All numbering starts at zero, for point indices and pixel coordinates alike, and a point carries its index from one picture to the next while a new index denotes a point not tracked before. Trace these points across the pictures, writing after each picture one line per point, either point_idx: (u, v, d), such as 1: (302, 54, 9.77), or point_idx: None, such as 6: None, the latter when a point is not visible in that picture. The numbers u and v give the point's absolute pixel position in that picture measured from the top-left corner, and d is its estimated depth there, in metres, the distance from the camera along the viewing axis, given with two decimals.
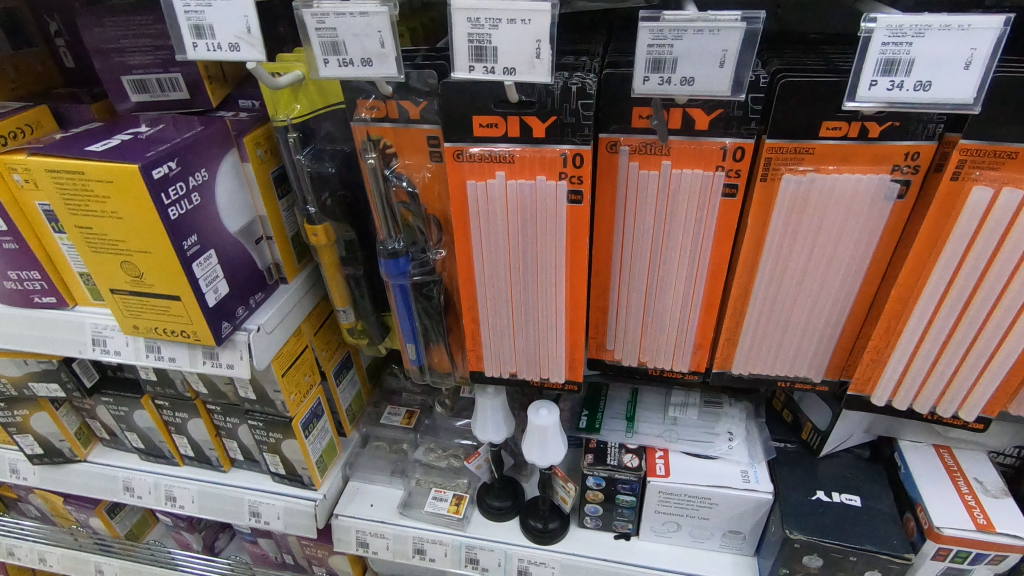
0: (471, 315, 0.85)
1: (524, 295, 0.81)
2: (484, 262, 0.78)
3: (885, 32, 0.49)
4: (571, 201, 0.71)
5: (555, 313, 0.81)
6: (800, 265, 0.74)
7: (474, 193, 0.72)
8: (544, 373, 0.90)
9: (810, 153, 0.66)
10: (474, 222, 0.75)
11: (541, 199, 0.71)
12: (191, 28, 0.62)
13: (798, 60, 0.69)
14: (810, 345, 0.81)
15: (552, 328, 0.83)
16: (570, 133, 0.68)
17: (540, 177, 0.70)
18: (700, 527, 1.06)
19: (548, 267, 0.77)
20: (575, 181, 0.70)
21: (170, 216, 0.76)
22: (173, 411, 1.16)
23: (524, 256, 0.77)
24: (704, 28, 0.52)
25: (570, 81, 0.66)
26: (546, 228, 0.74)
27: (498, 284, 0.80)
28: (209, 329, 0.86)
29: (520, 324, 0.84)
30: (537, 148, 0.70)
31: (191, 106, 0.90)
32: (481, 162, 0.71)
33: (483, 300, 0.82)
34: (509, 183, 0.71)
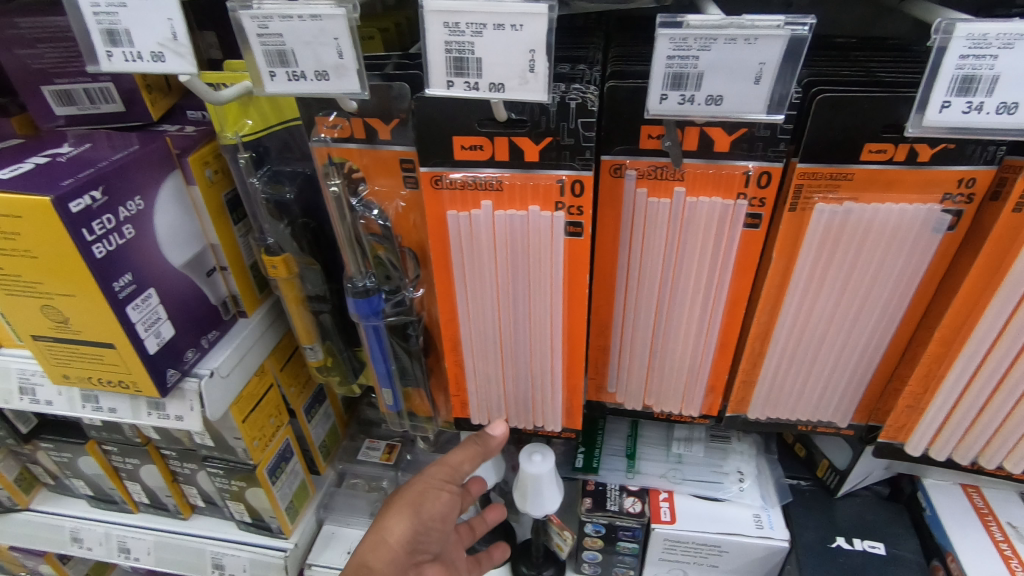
0: (455, 359, 0.75)
1: (516, 338, 0.71)
2: (469, 302, 0.68)
3: (965, 41, 0.39)
4: (570, 233, 0.61)
5: (551, 358, 0.71)
6: (830, 303, 0.65)
7: (456, 226, 0.62)
8: (539, 420, 0.80)
9: (848, 179, 0.57)
10: (456, 256, 0.64)
11: (535, 232, 0.61)
12: (103, 33, 0.50)
13: (831, 70, 0.59)
14: (836, 388, 0.72)
15: (549, 374, 0.73)
16: (569, 156, 0.58)
17: (532, 207, 0.60)
18: (708, 574, 0.97)
19: (544, 309, 0.67)
20: (574, 212, 0.60)
21: (95, 254, 0.64)
22: (123, 457, 1.04)
23: (515, 295, 0.67)
24: (739, 36, 0.43)
25: (568, 95, 0.56)
26: (540, 265, 0.63)
27: (485, 326, 0.70)
28: (151, 380, 0.74)
29: (512, 369, 0.74)
30: (529, 173, 0.59)
31: (127, 120, 0.78)
32: (463, 190, 0.61)
33: (468, 343, 0.72)
34: (497, 214, 0.61)
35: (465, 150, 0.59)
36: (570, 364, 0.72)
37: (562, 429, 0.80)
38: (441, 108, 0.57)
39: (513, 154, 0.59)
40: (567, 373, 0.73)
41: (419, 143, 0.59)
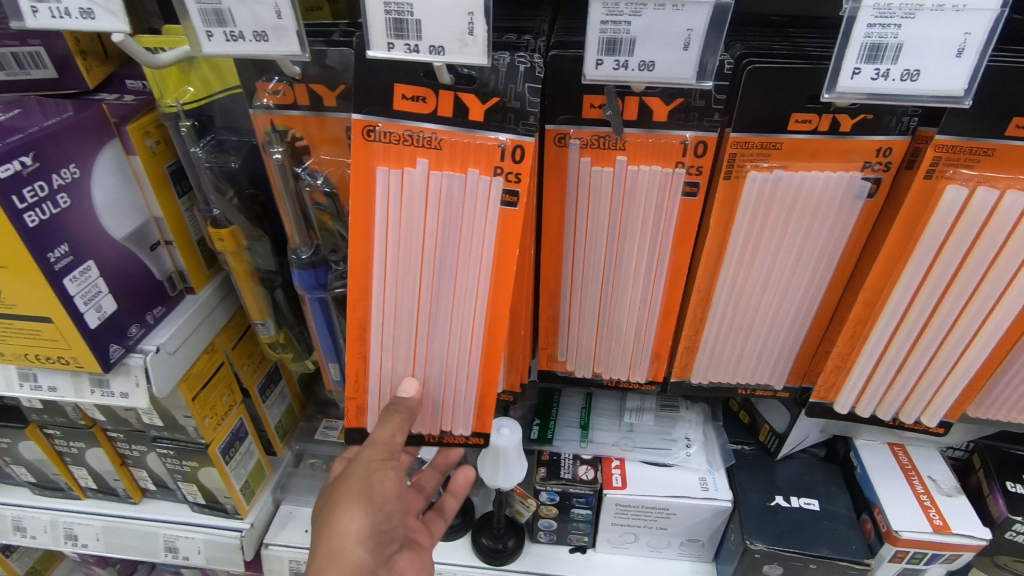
0: (360, 347, 0.70)
1: (431, 325, 0.67)
2: (388, 280, 0.65)
3: (871, 11, 0.42)
4: (506, 202, 0.60)
5: (469, 344, 0.68)
6: (765, 268, 0.68)
7: (389, 181, 0.60)
8: (448, 423, 0.75)
9: (778, 148, 0.60)
10: (381, 222, 0.62)
11: (470, 199, 0.60)
12: None
13: (764, 44, 0.62)
14: (772, 351, 0.76)
15: (462, 369, 0.70)
16: (513, 119, 0.59)
17: (471, 171, 0.59)
18: (658, 537, 1.01)
19: (465, 286, 0.64)
20: (511, 178, 0.59)
21: (26, 223, 0.63)
22: (67, 441, 1.01)
23: (439, 271, 0.64)
24: (666, 2, 0.45)
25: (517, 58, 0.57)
26: (470, 235, 0.62)
27: (399, 310, 0.66)
28: (92, 355, 0.73)
29: (424, 361, 0.70)
30: (472, 133, 0.59)
31: (61, 87, 0.75)
32: (396, 145, 0.60)
33: (378, 330, 0.68)
34: (432, 175, 0.60)
35: (405, 99, 0.59)
36: (486, 357, 0.69)
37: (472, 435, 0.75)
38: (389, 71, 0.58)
39: (457, 111, 0.59)
40: (482, 369, 0.70)
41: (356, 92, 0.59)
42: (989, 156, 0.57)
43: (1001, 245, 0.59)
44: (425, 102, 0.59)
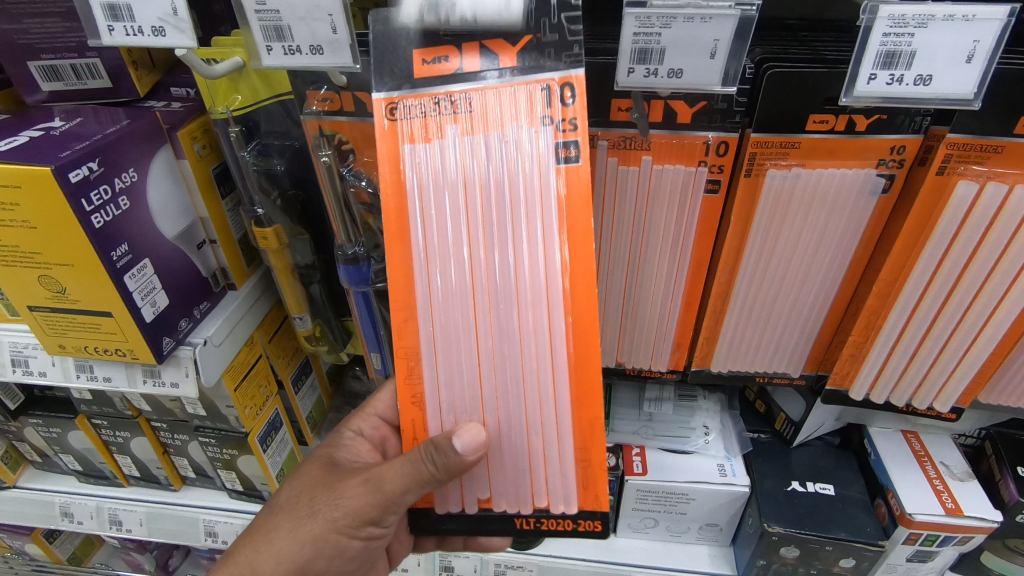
0: (414, 393, 0.65)
1: (501, 348, 0.62)
2: (444, 285, 0.61)
3: (886, 22, 0.45)
4: (563, 156, 0.58)
5: (548, 365, 0.61)
6: (784, 260, 0.71)
7: (424, 160, 0.59)
8: (543, 501, 0.66)
9: (796, 147, 0.63)
10: (417, 207, 0.60)
11: (522, 156, 0.59)
12: (105, 9, 0.53)
13: (782, 48, 0.65)
14: (790, 340, 0.79)
15: (551, 397, 0.62)
16: (552, 53, 0.57)
17: (511, 126, 0.58)
18: (677, 521, 1.05)
19: (540, 280, 0.60)
20: (564, 128, 0.57)
21: (93, 224, 0.67)
22: (113, 430, 1.06)
23: (500, 266, 0.60)
24: (695, 15, 0.48)
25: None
26: (529, 207, 0.59)
27: (457, 329, 0.62)
28: (148, 347, 0.78)
29: (501, 399, 0.63)
30: (506, 79, 0.58)
31: (114, 96, 0.80)
32: (417, 121, 0.59)
33: (433, 362, 0.63)
34: (469, 140, 0.59)
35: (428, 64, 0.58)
36: (577, 372, 0.61)
37: (576, 514, 0.66)
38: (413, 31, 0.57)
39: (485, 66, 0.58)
40: (576, 399, 0.62)
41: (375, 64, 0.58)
42: (998, 154, 0.60)
43: (1009, 240, 0.63)
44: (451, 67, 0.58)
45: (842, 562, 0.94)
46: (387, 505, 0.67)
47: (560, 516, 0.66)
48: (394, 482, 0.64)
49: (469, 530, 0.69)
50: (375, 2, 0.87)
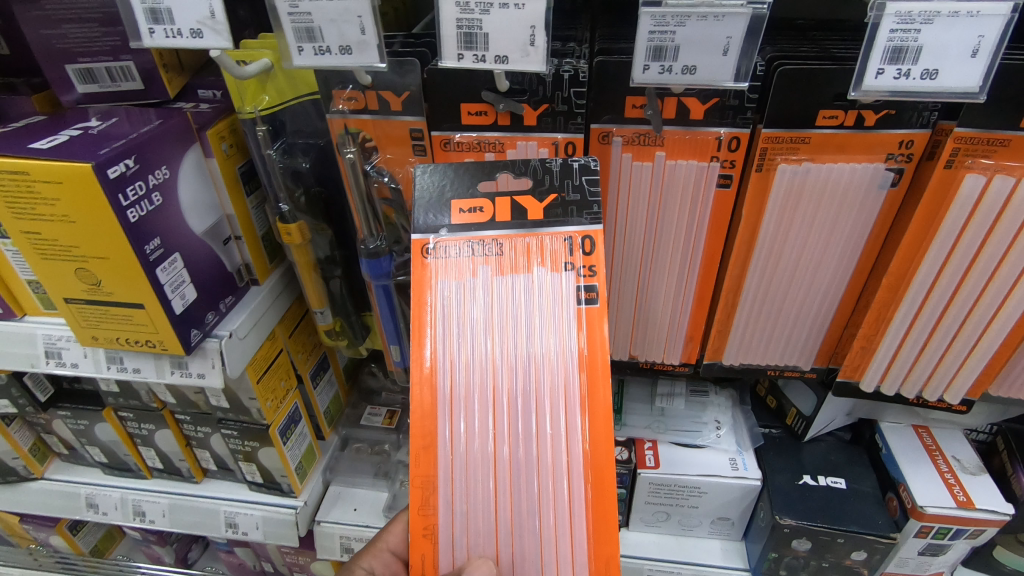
0: (426, 523, 0.64)
1: (518, 488, 0.63)
2: (463, 421, 0.64)
3: (893, 19, 0.47)
4: (585, 298, 0.64)
5: (567, 494, 0.62)
6: (795, 253, 0.73)
7: (452, 293, 0.64)
8: None
9: (806, 142, 0.65)
10: (443, 344, 0.64)
11: (548, 300, 0.64)
12: (146, 12, 0.56)
13: (791, 47, 0.67)
14: (801, 334, 0.81)
15: (567, 538, 0.62)
16: (575, 211, 0.65)
17: (536, 269, 0.64)
18: (689, 515, 1.06)
19: (560, 419, 0.63)
20: (587, 273, 0.64)
21: (130, 218, 0.70)
22: (139, 423, 1.09)
23: (522, 399, 0.64)
24: (710, 13, 0.50)
25: (563, 67, 0.64)
26: (553, 347, 0.64)
27: (474, 470, 0.64)
28: (178, 339, 0.80)
29: (517, 541, 0.63)
30: (534, 230, 0.65)
31: (145, 97, 0.83)
32: (447, 260, 0.64)
33: (448, 498, 0.63)
34: (497, 279, 0.64)
35: (463, 212, 0.65)
36: (595, 508, 0.62)
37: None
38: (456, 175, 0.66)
39: (515, 214, 0.65)
40: (593, 535, 0.62)
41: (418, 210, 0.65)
42: (1005, 147, 0.61)
43: (994, 221, 0.64)
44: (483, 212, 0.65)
45: (854, 554, 0.95)
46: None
47: None
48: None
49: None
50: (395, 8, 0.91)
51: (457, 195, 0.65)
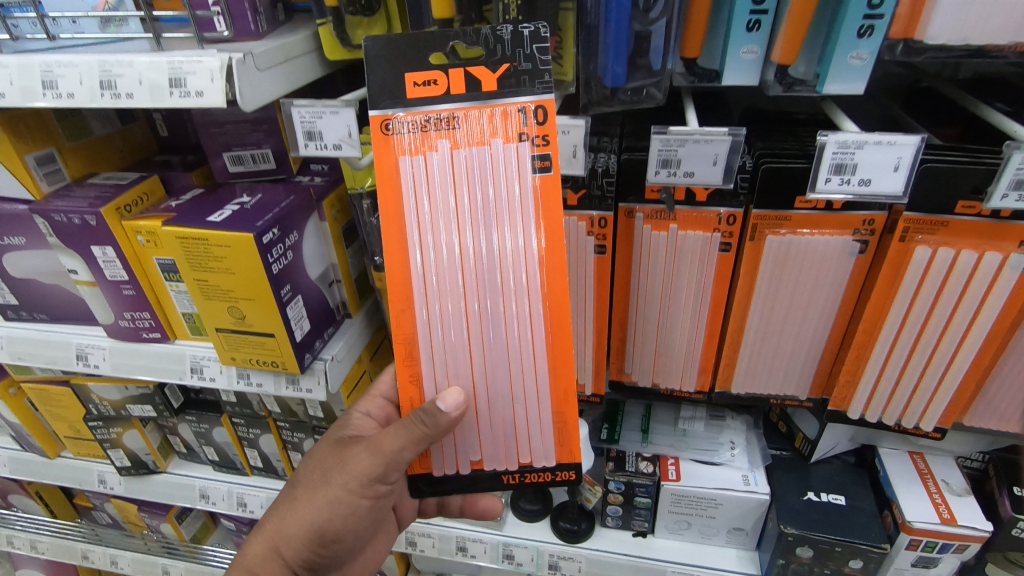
0: (412, 373, 0.83)
1: (487, 326, 0.80)
2: (435, 276, 0.79)
3: (835, 145, 0.66)
4: (539, 167, 0.77)
5: (531, 348, 0.81)
6: (785, 304, 0.91)
7: (416, 163, 0.78)
8: (527, 457, 0.86)
9: (788, 220, 0.84)
10: (413, 214, 0.78)
11: (504, 164, 0.77)
12: (304, 132, 0.82)
13: (778, 143, 0.86)
14: (796, 368, 0.97)
15: (531, 372, 0.82)
16: (527, 81, 0.76)
17: (495, 142, 0.77)
18: (708, 524, 1.22)
19: (521, 274, 0.79)
20: (541, 143, 0.76)
21: (274, 270, 0.94)
22: (248, 428, 1.33)
23: (485, 255, 0.79)
24: (700, 139, 0.71)
25: (522, 28, 0.74)
26: (511, 205, 0.77)
27: (448, 320, 0.80)
28: (296, 360, 1.04)
29: (490, 375, 0.82)
30: (489, 100, 0.77)
31: (276, 174, 1.09)
32: (410, 137, 0.78)
33: (428, 348, 0.81)
34: (457, 150, 0.78)
35: (418, 86, 0.76)
36: (554, 350, 0.81)
37: (556, 467, 0.86)
38: (405, 56, 0.76)
39: (469, 86, 0.76)
40: (553, 372, 0.82)
41: (374, 89, 0.76)
42: (946, 227, 0.78)
43: (964, 286, 0.80)
44: (438, 85, 0.77)
45: (852, 563, 1.08)
46: (389, 463, 0.83)
47: (540, 470, 0.86)
48: (393, 443, 0.81)
49: (464, 488, 0.88)
50: None
51: (411, 70, 0.76)
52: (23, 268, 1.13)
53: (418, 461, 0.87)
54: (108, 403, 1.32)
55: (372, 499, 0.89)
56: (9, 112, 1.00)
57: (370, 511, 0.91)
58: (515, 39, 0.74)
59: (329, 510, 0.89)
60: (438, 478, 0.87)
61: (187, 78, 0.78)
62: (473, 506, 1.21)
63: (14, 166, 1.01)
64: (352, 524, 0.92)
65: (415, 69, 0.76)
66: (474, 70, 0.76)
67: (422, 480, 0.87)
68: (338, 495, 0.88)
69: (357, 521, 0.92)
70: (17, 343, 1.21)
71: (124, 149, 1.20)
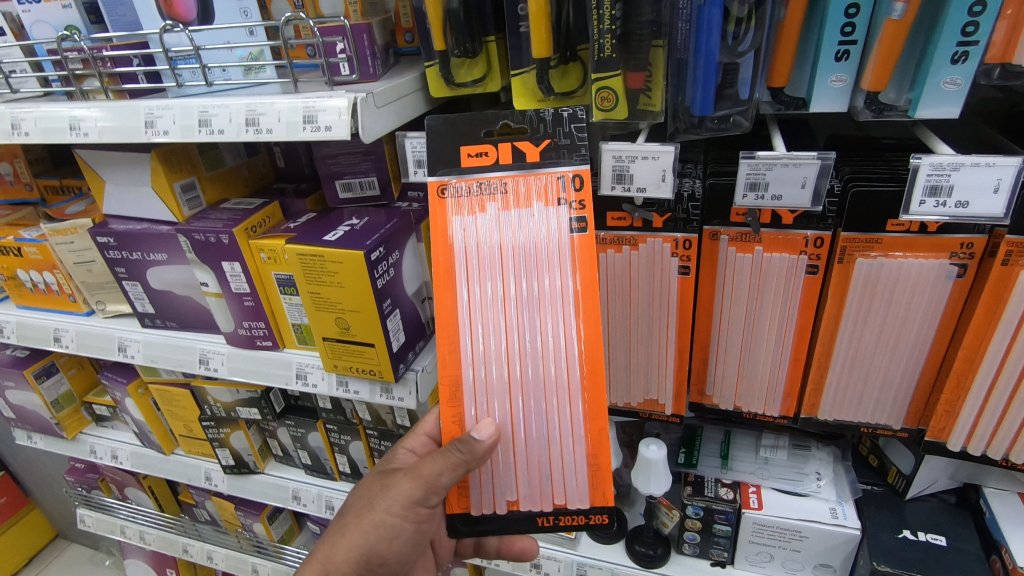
0: (455, 413, 0.86)
1: (526, 373, 0.86)
2: (478, 325, 0.86)
3: (929, 166, 0.67)
4: (577, 228, 0.84)
5: (568, 390, 0.85)
6: (877, 328, 0.90)
7: (464, 223, 0.86)
8: (562, 499, 0.87)
9: (879, 243, 0.84)
10: (461, 264, 0.86)
11: (545, 227, 0.85)
12: (415, 161, 0.98)
13: (866, 167, 0.87)
14: (889, 396, 0.95)
15: (568, 415, 0.86)
16: (567, 153, 0.86)
17: (536, 205, 0.86)
18: (792, 559, 1.17)
19: (559, 320, 0.85)
20: (579, 206, 0.84)
21: (378, 284, 1.04)
22: (339, 434, 1.43)
23: (525, 301, 0.86)
24: (789, 163, 0.74)
25: (562, 111, 0.86)
26: (551, 258, 0.85)
27: (490, 361, 0.86)
28: (392, 370, 1.12)
29: (529, 421, 0.87)
30: (533, 169, 0.86)
31: (379, 199, 1.20)
32: (462, 200, 0.86)
33: (472, 390, 0.86)
34: (503, 212, 0.86)
35: (471, 157, 0.87)
36: (589, 394, 0.85)
37: (589, 509, 0.87)
38: (455, 133, 0.87)
39: (515, 157, 0.86)
40: (589, 415, 0.85)
41: (432, 159, 0.87)
42: None
43: None
44: (488, 156, 0.87)
45: None
46: (428, 487, 0.86)
47: (574, 512, 0.87)
48: (432, 469, 0.84)
49: (501, 529, 0.89)
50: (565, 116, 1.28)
51: (466, 143, 0.87)
52: (163, 281, 1.30)
53: (456, 499, 0.89)
54: (221, 405, 1.45)
55: (416, 524, 0.92)
56: (166, 148, 1.17)
57: (414, 535, 0.94)
58: (555, 119, 0.85)
59: (375, 533, 0.92)
60: (476, 518, 0.89)
61: (319, 114, 0.90)
62: (509, 548, 1.23)
63: (165, 192, 1.18)
64: (398, 547, 0.94)
65: (469, 142, 0.87)
66: (520, 145, 0.86)
67: (459, 521, 0.89)
68: (383, 518, 0.92)
69: (402, 545, 0.94)
70: (151, 347, 1.37)
71: (248, 179, 1.35)
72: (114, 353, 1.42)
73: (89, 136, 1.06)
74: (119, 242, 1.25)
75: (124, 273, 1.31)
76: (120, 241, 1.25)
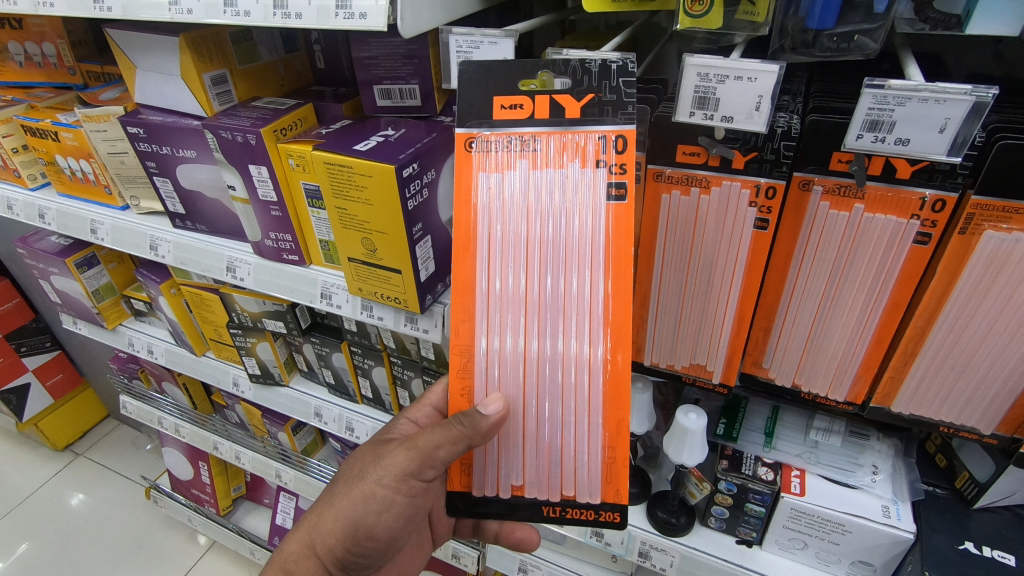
0: (463, 386, 0.83)
1: (544, 346, 0.82)
2: (500, 284, 0.81)
3: None
4: (615, 195, 0.78)
5: (590, 365, 0.81)
6: (989, 317, 0.74)
7: (491, 181, 0.81)
8: (571, 490, 0.85)
9: (1019, 214, 0.68)
10: (483, 230, 0.81)
11: (581, 190, 0.79)
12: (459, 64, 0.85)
13: (1019, 118, 0.69)
14: (984, 397, 0.80)
15: (584, 406, 0.82)
16: (610, 111, 0.78)
17: (571, 166, 0.80)
18: (828, 550, 1.07)
19: (589, 287, 0.80)
20: (620, 170, 0.78)
21: (409, 206, 0.94)
22: (363, 358, 1.38)
23: (550, 263, 0.81)
24: (930, 98, 0.58)
25: (610, 61, 0.77)
26: (583, 226, 0.79)
27: (505, 335, 0.82)
28: (418, 300, 1.04)
29: (541, 396, 0.83)
30: (569, 128, 0.79)
31: (420, 111, 1.08)
32: (492, 154, 0.80)
33: (484, 365, 0.83)
34: (533, 171, 0.80)
35: (504, 109, 0.79)
36: (613, 364, 0.80)
37: (600, 505, 0.84)
38: (497, 72, 0.79)
39: (552, 112, 0.78)
40: (609, 401, 0.81)
41: (462, 109, 0.79)
42: None
43: None
44: (523, 109, 0.79)
45: None
46: (423, 459, 0.87)
47: (583, 505, 0.85)
48: (430, 441, 0.85)
49: (502, 513, 0.87)
50: (645, 28, 1.13)
51: (500, 92, 0.79)
52: (193, 180, 1.23)
53: (458, 476, 0.88)
54: (248, 315, 1.43)
55: (409, 496, 0.95)
56: (195, 33, 1.07)
57: (405, 508, 0.97)
58: (602, 71, 0.76)
59: (364, 505, 0.96)
60: (476, 499, 0.88)
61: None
62: (509, 535, 1.24)
63: (194, 84, 1.10)
64: (387, 520, 0.97)
65: (503, 92, 0.79)
66: (559, 97, 0.78)
67: (459, 499, 0.88)
68: (373, 490, 0.95)
69: (392, 518, 0.97)
70: (181, 249, 1.34)
71: (284, 78, 1.25)
72: (145, 251, 1.39)
73: (112, 11, 0.97)
74: (149, 134, 1.19)
75: (154, 168, 1.25)
76: (150, 133, 1.18)
